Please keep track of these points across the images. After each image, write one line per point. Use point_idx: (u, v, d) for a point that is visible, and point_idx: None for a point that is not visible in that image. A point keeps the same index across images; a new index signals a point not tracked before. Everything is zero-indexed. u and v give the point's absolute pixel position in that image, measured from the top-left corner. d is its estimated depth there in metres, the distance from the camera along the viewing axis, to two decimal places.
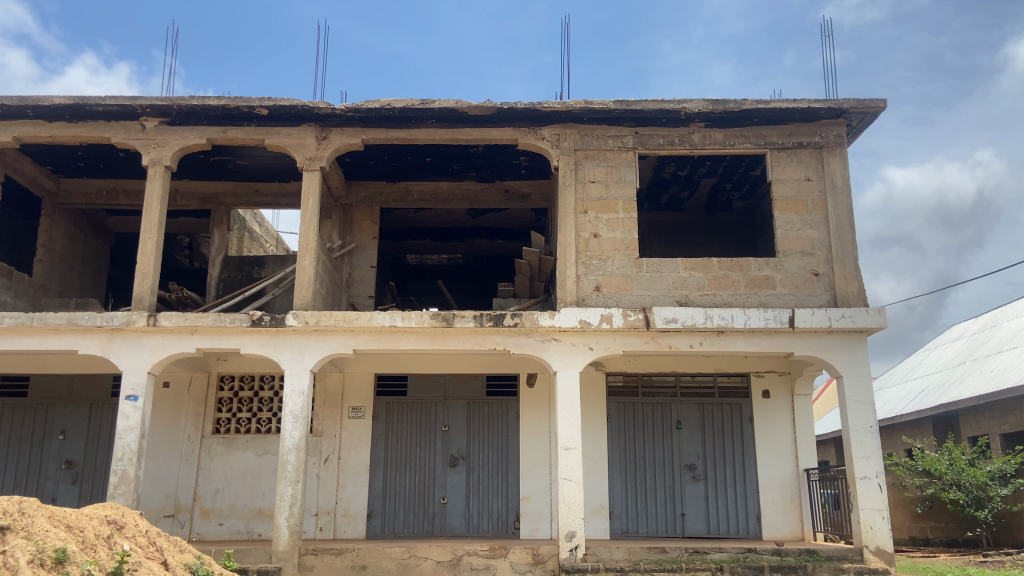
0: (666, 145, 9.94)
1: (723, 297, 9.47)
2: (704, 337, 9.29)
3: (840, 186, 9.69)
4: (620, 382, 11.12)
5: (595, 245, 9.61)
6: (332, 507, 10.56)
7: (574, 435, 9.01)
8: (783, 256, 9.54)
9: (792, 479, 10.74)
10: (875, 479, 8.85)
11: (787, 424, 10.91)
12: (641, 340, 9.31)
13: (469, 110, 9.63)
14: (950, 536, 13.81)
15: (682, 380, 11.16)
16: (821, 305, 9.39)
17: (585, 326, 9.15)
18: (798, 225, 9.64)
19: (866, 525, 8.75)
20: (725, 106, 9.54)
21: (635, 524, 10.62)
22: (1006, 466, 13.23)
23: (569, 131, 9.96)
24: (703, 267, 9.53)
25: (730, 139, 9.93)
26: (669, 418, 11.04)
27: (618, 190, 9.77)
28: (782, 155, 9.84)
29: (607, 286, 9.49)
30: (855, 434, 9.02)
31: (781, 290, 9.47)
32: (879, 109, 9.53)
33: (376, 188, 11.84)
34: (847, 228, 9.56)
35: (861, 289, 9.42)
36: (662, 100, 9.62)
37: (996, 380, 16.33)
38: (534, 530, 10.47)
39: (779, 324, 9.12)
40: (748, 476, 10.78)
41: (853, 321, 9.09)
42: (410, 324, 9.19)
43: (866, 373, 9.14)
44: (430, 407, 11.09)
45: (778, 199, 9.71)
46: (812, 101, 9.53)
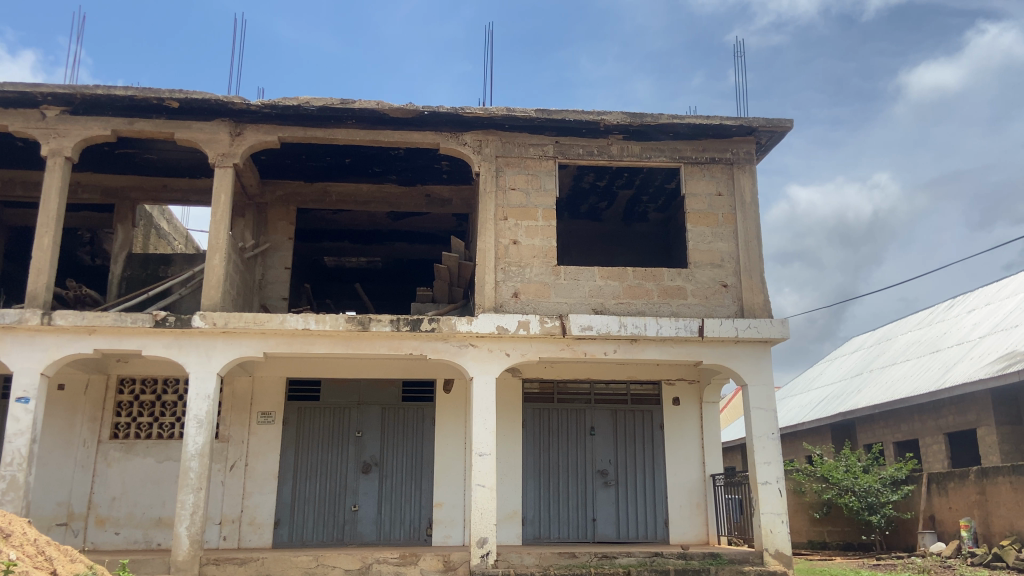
0: (585, 156, 10.09)
1: (637, 306, 9.67)
2: (617, 345, 9.45)
3: (749, 202, 10.05)
4: (536, 388, 11.20)
5: (514, 252, 9.66)
6: (237, 515, 10.24)
7: (488, 441, 9.01)
8: (694, 268, 9.82)
9: (699, 485, 11.04)
10: (775, 485, 9.18)
11: (695, 431, 11.22)
12: (557, 347, 9.40)
13: (390, 112, 9.54)
14: (846, 540, 14.44)
15: (596, 387, 11.33)
16: (728, 316, 9.70)
17: (502, 332, 9.17)
18: (709, 237, 9.94)
19: (766, 529, 9.07)
20: (642, 119, 9.76)
21: (547, 530, 10.70)
22: (897, 473, 14.06)
23: (491, 137, 9.99)
24: (619, 276, 9.72)
25: (647, 152, 10.17)
26: (582, 424, 11.18)
27: (538, 198, 9.86)
28: (695, 169, 10.14)
29: (525, 293, 9.55)
30: (758, 441, 9.34)
31: (691, 300, 9.73)
32: (786, 129, 9.94)
33: (293, 187, 11.59)
34: (755, 242, 9.93)
35: (766, 301, 9.77)
36: (582, 111, 9.77)
37: (890, 390, 17.26)
38: (446, 537, 10.40)
39: (689, 333, 9.37)
40: (657, 481, 11.02)
41: (758, 331, 9.44)
42: (323, 327, 9.01)
43: (769, 382, 9.49)
44: (343, 412, 10.90)
45: (691, 212, 9.99)
46: (724, 119, 9.87)
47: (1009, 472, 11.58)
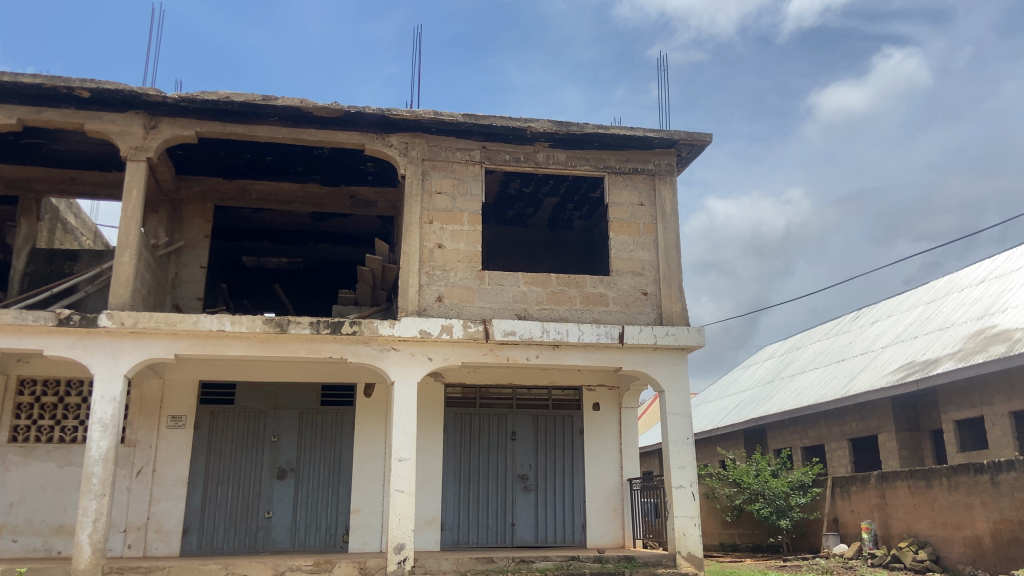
0: (511, 162, 10.14)
1: (560, 311, 9.78)
2: (540, 350, 9.53)
3: (669, 212, 10.30)
4: (458, 393, 11.18)
5: (439, 256, 9.63)
6: (143, 523, 9.84)
7: (408, 446, 8.92)
8: (616, 275, 10.00)
9: (616, 489, 11.23)
10: (689, 488, 9.40)
11: (614, 436, 11.41)
12: (479, 352, 9.40)
13: (315, 111, 9.38)
14: (756, 542, 14.99)
15: (518, 392, 11.39)
16: (647, 323, 9.90)
17: (425, 336, 9.12)
18: (630, 246, 10.13)
19: (679, 532, 9.27)
20: (568, 128, 9.88)
21: (465, 535, 10.67)
22: (804, 477, 14.64)
23: (417, 140, 9.94)
24: (542, 282, 9.81)
25: (572, 160, 10.31)
26: (503, 429, 11.22)
27: (464, 202, 9.85)
28: (619, 179, 10.34)
29: (448, 297, 9.53)
30: (674, 446, 9.55)
31: (612, 307, 9.90)
32: (705, 143, 10.24)
33: (211, 183, 11.25)
34: (674, 252, 10.18)
35: (683, 309, 10.02)
36: (509, 117, 9.82)
37: (799, 397, 17.96)
38: (363, 544, 10.22)
39: (610, 339, 9.53)
40: (575, 486, 11.15)
41: (676, 339, 9.68)
42: (239, 329, 8.77)
43: (685, 388, 9.73)
44: (259, 416, 10.63)
45: (614, 221, 10.17)
46: (647, 131, 10.10)
47: (907, 477, 12.20)
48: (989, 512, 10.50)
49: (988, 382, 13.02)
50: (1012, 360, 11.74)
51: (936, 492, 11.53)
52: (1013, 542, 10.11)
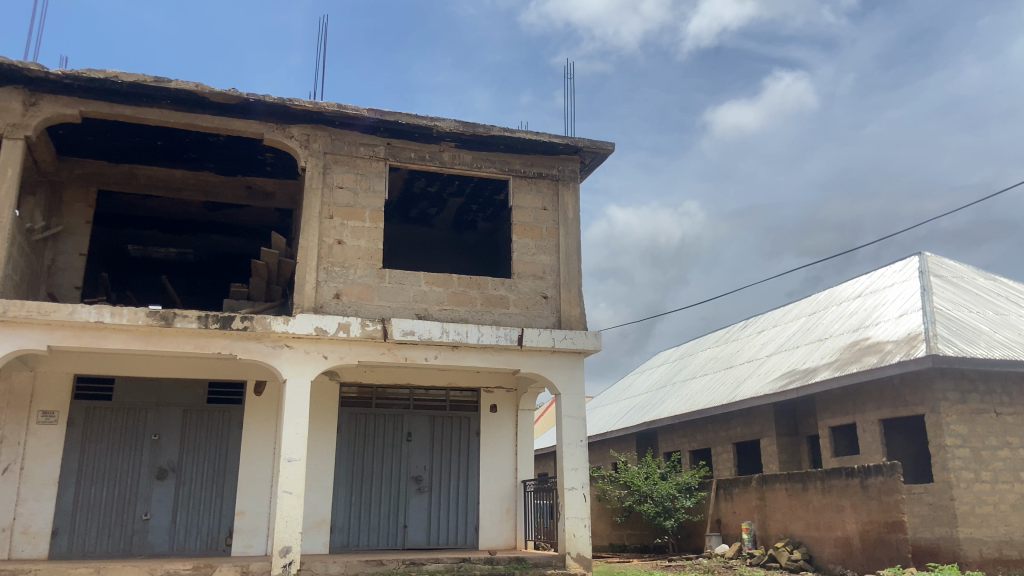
0: (416, 160, 10.03)
1: (460, 312, 9.74)
2: (439, 351, 9.45)
3: (571, 218, 10.45)
4: (354, 393, 10.98)
5: (338, 252, 9.42)
6: (8, 524, 9.15)
7: (299, 446, 8.67)
8: (518, 278, 10.05)
9: (510, 491, 11.27)
10: (580, 490, 9.54)
11: (510, 438, 11.45)
12: (377, 351, 9.25)
13: (211, 97, 9.00)
14: (643, 542, 15.60)
15: (415, 393, 11.30)
16: (546, 326, 10.00)
17: (320, 333, 8.90)
18: (532, 250, 10.21)
19: (569, 533, 9.38)
20: (475, 129, 9.87)
21: (356, 537, 10.47)
22: (691, 480, 15.17)
23: (319, 133, 9.70)
24: (443, 282, 9.75)
25: (477, 162, 10.30)
26: (399, 430, 11.10)
27: (366, 199, 9.68)
28: (523, 183, 10.41)
29: (347, 294, 9.33)
30: (567, 448, 9.66)
31: (513, 310, 9.95)
32: (608, 151, 10.45)
33: (95, 166, 10.63)
34: (575, 257, 10.32)
35: (582, 314, 10.17)
36: (415, 115, 9.72)
37: (690, 402, 18.60)
38: (247, 547, 9.83)
39: (509, 342, 9.57)
40: (470, 487, 11.14)
41: (573, 342, 9.82)
42: (120, 321, 8.32)
43: (581, 391, 9.88)
44: (139, 412, 10.09)
45: (517, 224, 10.23)
46: (552, 137, 10.22)
47: (786, 480, 12.81)
48: (859, 514, 11.15)
49: (861, 391, 13.85)
50: (883, 370, 12.53)
51: (811, 494, 12.17)
52: (880, 542, 10.77)
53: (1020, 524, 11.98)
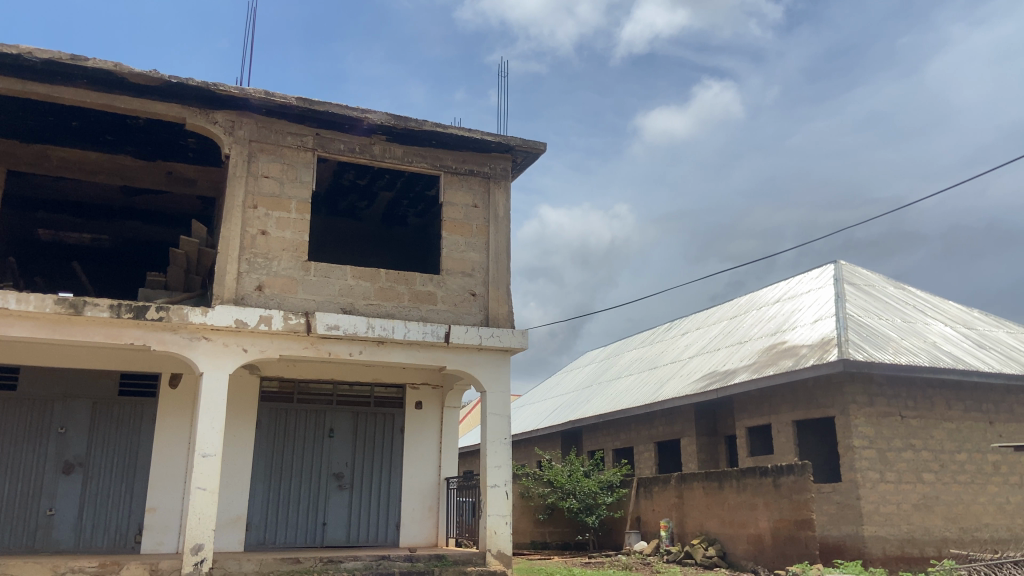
0: (346, 152, 9.87)
1: (387, 308, 9.64)
2: (363, 346, 9.33)
3: (501, 216, 10.44)
4: (275, 387, 10.75)
5: (262, 243, 9.19)
6: None
7: (215, 441, 8.41)
8: (446, 275, 10.01)
9: (433, 488, 11.21)
10: (503, 487, 9.55)
11: (434, 435, 11.39)
12: (299, 345, 9.07)
13: (131, 78, 8.66)
14: (564, 539, 15.75)
15: (339, 388, 11.14)
16: (474, 323, 9.97)
17: (240, 326, 8.67)
18: (462, 247, 10.17)
19: (490, 530, 9.38)
20: (406, 123, 9.77)
21: (272, 535, 10.25)
22: (613, 477, 15.48)
23: (245, 120, 9.43)
24: (370, 276, 9.63)
25: (408, 156, 10.20)
26: (321, 426, 10.93)
27: (292, 189, 9.47)
28: (455, 179, 10.37)
29: (269, 286, 9.11)
30: (491, 445, 9.66)
31: (440, 306, 9.89)
32: (540, 151, 10.50)
33: (5, 146, 10.12)
34: (504, 255, 10.32)
35: (509, 312, 10.18)
36: (346, 106, 9.56)
37: (614, 401, 18.91)
38: (157, 545, 9.46)
39: (435, 338, 9.52)
40: (392, 485, 11.03)
41: (499, 340, 9.83)
42: (25, 308, 7.93)
43: (506, 389, 9.90)
44: (44, 404, 9.63)
45: (447, 220, 10.18)
46: (484, 134, 10.21)
47: (703, 478, 13.15)
48: (771, 512, 11.54)
49: (776, 393, 14.33)
50: (797, 373, 13.00)
51: (726, 492, 12.52)
52: (789, 540, 11.17)
53: (922, 523, 12.51)
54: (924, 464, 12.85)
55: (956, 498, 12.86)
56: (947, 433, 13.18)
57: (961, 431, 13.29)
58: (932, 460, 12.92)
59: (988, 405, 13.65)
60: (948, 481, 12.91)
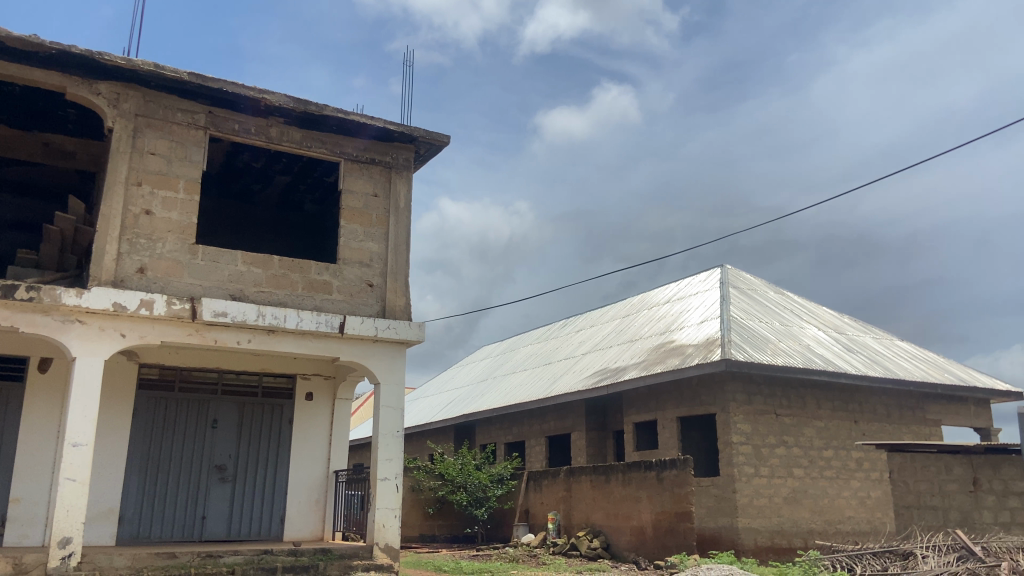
0: (240, 132, 9.50)
1: (279, 296, 9.36)
2: (252, 335, 9.03)
3: (402, 207, 10.32)
4: (155, 375, 10.26)
5: (146, 223, 8.74)
6: None
7: (87, 430, 7.94)
8: (343, 264, 9.81)
9: (320, 481, 10.98)
10: (394, 480, 9.44)
11: (324, 428, 11.16)
12: (183, 332, 8.69)
13: (5, 39, 8.04)
14: (453, 532, 15.98)
15: (224, 377, 10.75)
16: (370, 314, 9.82)
17: (118, 310, 8.22)
18: (360, 236, 10.00)
19: (379, 523, 9.27)
20: (306, 106, 9.52)
21: (147, 529, 9.80)
22: (503, 471, 15.63)
23: (132, 93, 8.93)
24: (262, 263, 9.33)
25: (307, 141, 9.92)
26: (204, 417, 10.52)
27: (181, 168, 9.05)
28: (355, 167, 10.17)
29: (152, 269, 8.68)
30: (383, 438, 9.51)
31: (335, 296, 9.69)
32: (443, 143, 10.44)
33: None
34: (403, 246, 10.20)
35: (407, 304, 10.07)
36: (242, 85, 9.23)
37: (508, 395, 19.10)
38: (21, 538, 8.86)
39: (329, 329, 9.33)
40: (277, 477, 10.74)
41: (396, 332, 9.72)
42: None
43: (400, 382, 9.78)
44: None
45: (345, 209, 9.98)
46: (387, 123, 10.07)
47: (591, 472, 13.48)
48: (653, 504, 11.96)
49: (663, 390, 14.86)
50: (683, 371, 13.52)
51: (613, 486, 12.87)
52: (669, 531, 11.61)
53: (790, 515, 13.27)
54: (795, 460, 13.63)
55: (822, 492, 13.69)
56: (817, 431, 14.02)
57: (829, 429, 14.17)
58: (802, 456, 13.72)
59: (854, 406, 14.60)
60: (815, 476, 13.73)
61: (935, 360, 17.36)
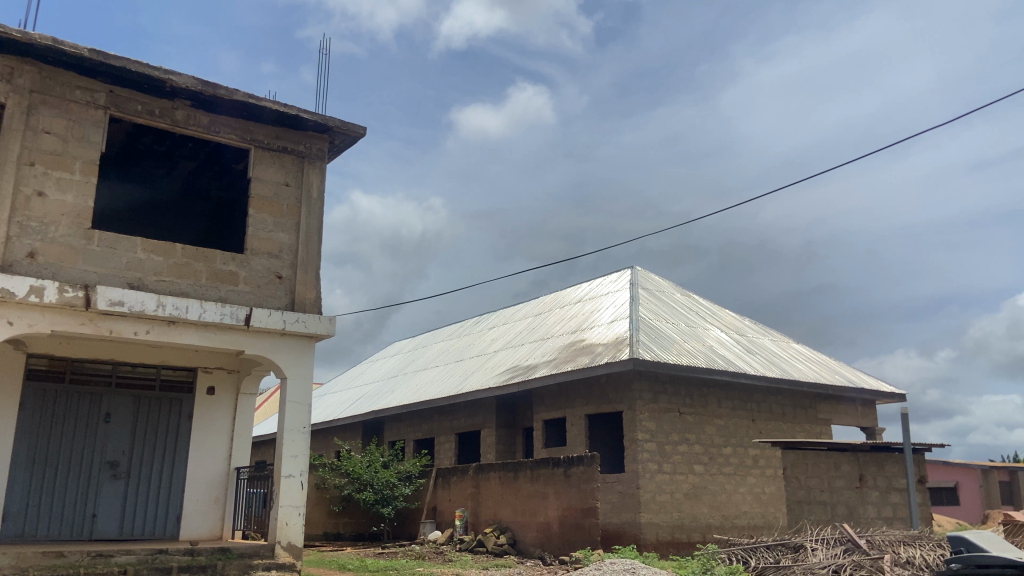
0: (144, 114, 9.06)
1: (181, 286, 8.99)
2: (151, 325, 8.66)
3: (313, 198, 10.08)
4: (44, 366, 9.69)
5: (38, 205, 8.24)
6: None
7: None
8: (250, 254, 9.51)
9: (221, 478, 10.61)
10: (298, 477, 9.22)
11: (227, 423, 10.79)
12: (76, 321, 8.24)
13: None
14: (358, 530, 15.72)
15: (120, 369, 10.24)
16: (278, 307, 9.55)
17: (5, 297, 7.73)
18: (269, 226, 9.72)
19: (281, 521, 9.04)
20: (215, 90, 9.20)
21: (33, 527, 9.25)
22: (411, 468, 15.59)
23: (27, 67, 8.41)
24: (164, 251, 8.94)
25: (215, 126, 9.56)
26: (96, 411, 10.00)
27: (77, 148, 8.57)
28: (266, 155, 9.87)
29: (44, 255, 8.19)
30: (288, 434, 9.27)
31: (241, 287, 9.38)
32: (358, 135, 10.26)
33: None
34: (315, 238, 9.97)
35: (317, 297, 9.85)
36: (147, 65, 8.83)
37: (419, 391, 18.98)
38: None
39: (234, 321, 9.03)
40: (174, 474, 10.33)
41: (305, 326, 9.48)
42: None
43: (308, 377, 9.56)
44: None
45: (254, 197, 9.68)
46: (300, 110, 9.85)
47: (499, 469, 13.54)
48: (560, 501, 12.13)
49: (572, 388, 15.07)
50: (593, 369, 13.76)
51: (520, 482, 12.98)
52: (574, 527, 11.81)
53: (690, 510, 13.72)
54: (695, 457, 14.09)
55: (720, 488, 14.21)
56: (717, 429, 14.54)
57: (729, 427, 14.72)
58: (703, 453, 14.20)
59: (752, 405, 15.22)
60: (714, 472, 14.24)
61: (826, 362, 18.29)
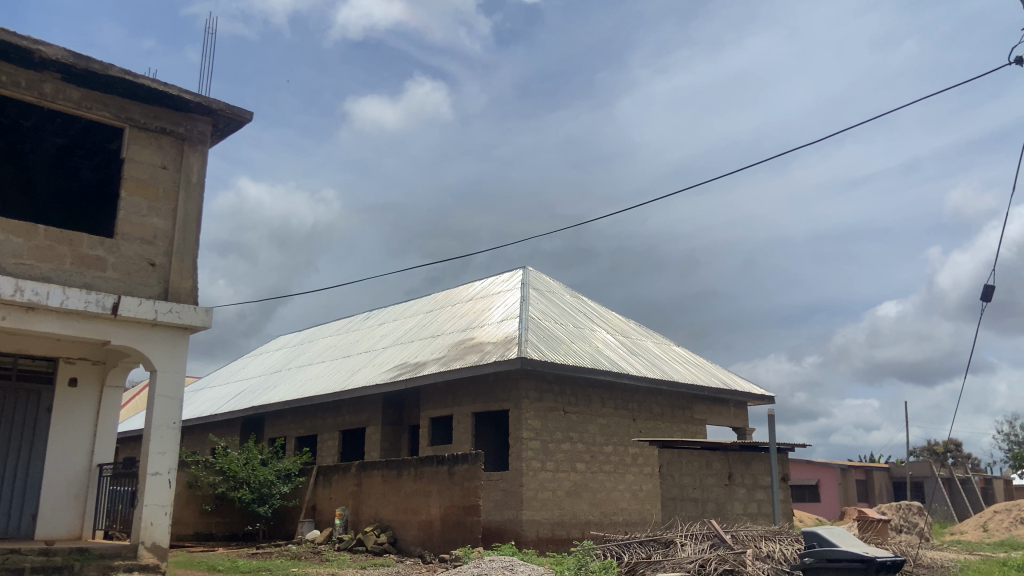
0: (7, 85, 8.42)
1: (43, 270, 8.41)
2: (7, 312, 8.07)
3: (193, 182, 9.60)
4: None
5: None
6: None
7: None
8: (121, 240, 8.99)
9: (82, 475, 9.96)
10: (166, 475, 8.79)
11: (90, 418, 10.15)
12: None
13: None
14: (232, 530, 15.17)
15: None
16: (149, 296, 9.06)
17: None
18: (143, 211, 9.21)
19: (146, 521, 8.57)
20: (88, 64, 8.68)
21: None
22: (291, 466, 15.11)
23: None
24: (25, 232, 8.34)
25: (87, 101, 8.96)
26: None
27: None
28: (142, 135, 9.33)
29: None
30: (156, 430, 8.80)
31: (110, 274, 8.85)
32: (244, 119, 9.87)
33: None
34: (193, 225, 9.50)
35: (193, 287, 9.41)
36: (13, 33, 8.24)
37: (302, 387, 18.50)
38: None
39: (100, 309, 8.51)
40: (30, 470, 9.64)
41: (178, 317, 9.03)
42: None
43: (180, 370, 9.10)
44: None
45: (127, 179, 9.16)
46: (182, 91, 9.43)
47: (382, 467, 13.35)
48: (442, 499, 12.11)
49: (460, 387, 15.08)
50: (480, 368, 13.83)
51: (403, 480, 12.88)
52: (456, 524, 11.82)
53: (571, 507, 13.99)
54: (577, 455, 14.39)
55: (600, 485, 14.58)
56: (599, 428, 14.91)
57: (610, 426, 15.13)
58: (584, 451, 14.52)
59: (633, 406, 15.70)
60: (595, 470, 14.59)
61: (704, 365, 19.09)
